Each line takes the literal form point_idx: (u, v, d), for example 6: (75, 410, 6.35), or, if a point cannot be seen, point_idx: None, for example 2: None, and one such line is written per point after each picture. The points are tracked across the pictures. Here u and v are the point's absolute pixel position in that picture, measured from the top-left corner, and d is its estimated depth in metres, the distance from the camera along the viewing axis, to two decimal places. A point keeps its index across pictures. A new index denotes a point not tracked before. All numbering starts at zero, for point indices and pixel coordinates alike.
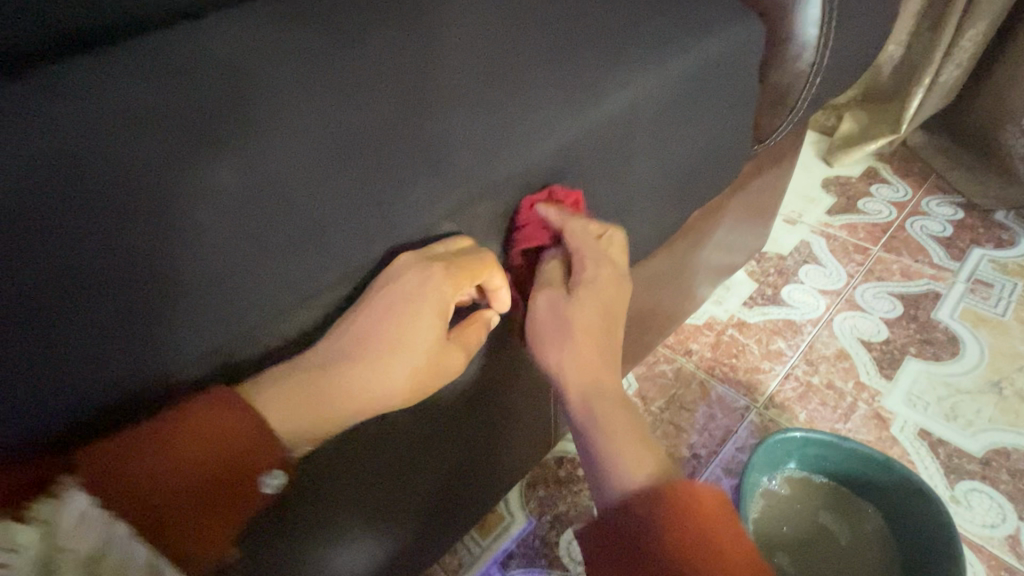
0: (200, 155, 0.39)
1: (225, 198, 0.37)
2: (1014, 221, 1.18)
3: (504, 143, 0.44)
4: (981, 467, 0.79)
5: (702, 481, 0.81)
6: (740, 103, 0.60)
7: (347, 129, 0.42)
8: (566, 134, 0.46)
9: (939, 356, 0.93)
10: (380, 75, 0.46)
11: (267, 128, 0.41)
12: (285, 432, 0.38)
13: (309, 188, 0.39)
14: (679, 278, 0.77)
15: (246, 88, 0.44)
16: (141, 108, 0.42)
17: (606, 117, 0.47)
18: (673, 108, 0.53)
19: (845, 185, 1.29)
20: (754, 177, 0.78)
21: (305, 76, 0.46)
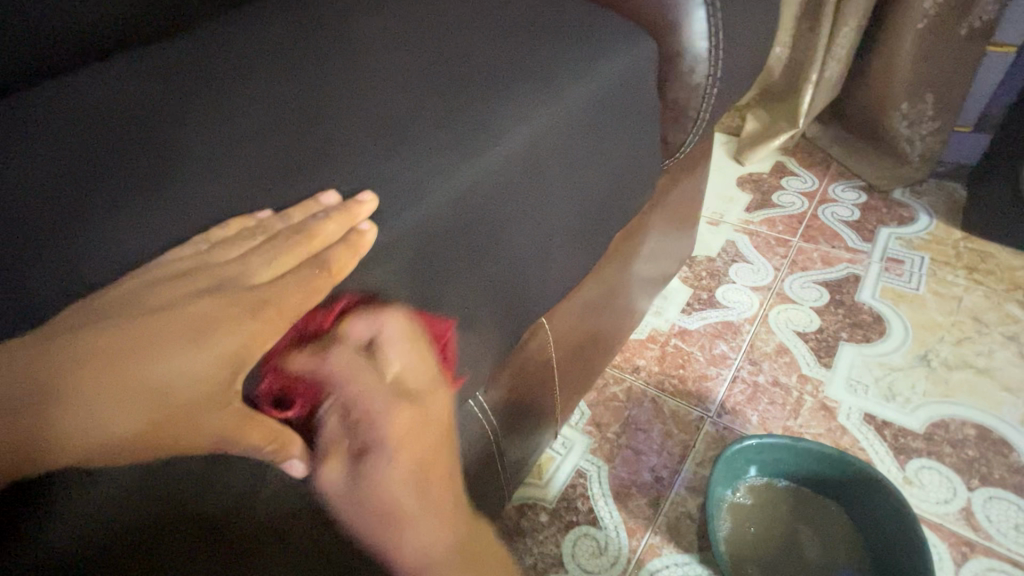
0: (157, 177, 0.39)
1: (187, 203, 0.38)
2: (911, 197, 1.26)
3: (397, 198, 0.39)
4: (926, 443, 0.81)
5: (668, 505, 0.78)
6: (645, 123, 0.59)
7: (224, 205, 0.38)
8: (463, 177, 0.42)
9: (869, 338, 0.96)
10: (253, 136, 0.42)
11: (194, 172, 0.39)
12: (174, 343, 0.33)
13: (238, 212, 0.38)
14: (614, 300, 0.75)
15: (167, 131, 0.42)
16: (106, 130, 0.43)
17: (506, 156, 0.44)
18: (577, 136, 0.51)
19: (758, 181, 1.34)
20: (671, 189, 0.77)
21: (185, 142, 0.41)
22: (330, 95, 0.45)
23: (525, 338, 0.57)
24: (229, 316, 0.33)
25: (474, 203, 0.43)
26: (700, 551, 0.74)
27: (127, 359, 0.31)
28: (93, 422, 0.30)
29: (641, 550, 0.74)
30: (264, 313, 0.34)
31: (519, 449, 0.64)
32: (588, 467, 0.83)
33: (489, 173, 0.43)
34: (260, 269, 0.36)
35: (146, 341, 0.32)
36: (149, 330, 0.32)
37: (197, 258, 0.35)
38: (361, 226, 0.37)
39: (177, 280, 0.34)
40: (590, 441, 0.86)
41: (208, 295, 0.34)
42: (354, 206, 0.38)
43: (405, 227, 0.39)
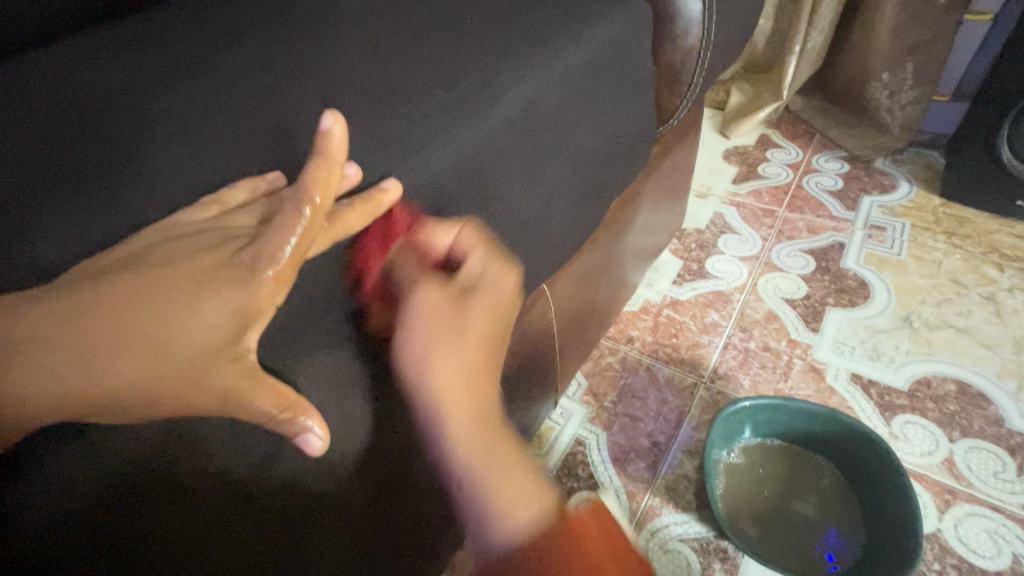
0: (165, 135, 0.38)
1: (199, 159, 0.37)
2: (892, 166, 1.29)
3: (402, 157, 0.39)
4: (909, 399, 0.85)
5: (666, 468, 0.80)
6: (640, 87, 0.59)
7: (231, 165, 0.37)
8: (466, 138, 0.42)
9: (854, 302, 0.99)
10: (251, 100, 0.41)
11: (197, 131, 0.39)
12: (184, 296, 0.30)
13: (245, 171, 0.37)
14: (610, 269, 0.76)
15: (167, 92, 0.41)
16: (108, 91, 0.42)
17: (508, 117, 0.45)
18: (574, 98, 0.51)
19: (744, 154, 1.36)
20: (663, 158, 0.78)
21: (187, 104, 0.40)
22: (322, 59, 0.44)
23: (527, 304, 0.58)
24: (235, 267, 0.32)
25: (477, 159, 0.43)
26: (698, 510, 0.76)
27: (131, 309, 0.29)
28: (101, 378, 0.28)
29: (641, 511, 0.76)
30: (266, 262, 0.31)
31: (522, 416, 0.65)
32: (587, 435, 0.85)
33: (491, 131, 0.44)
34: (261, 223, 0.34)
35: (149, 293, 0.30)
36: (151, 280, 0.30)
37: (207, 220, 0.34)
38: (384, 185, 0.37)
39: (187, 240, 0.32)
40: (588, 410, 0.88)
41: (212, 254, 0.32)
42: (377, 193, 0.37)
43: (409, 183, 0.39)
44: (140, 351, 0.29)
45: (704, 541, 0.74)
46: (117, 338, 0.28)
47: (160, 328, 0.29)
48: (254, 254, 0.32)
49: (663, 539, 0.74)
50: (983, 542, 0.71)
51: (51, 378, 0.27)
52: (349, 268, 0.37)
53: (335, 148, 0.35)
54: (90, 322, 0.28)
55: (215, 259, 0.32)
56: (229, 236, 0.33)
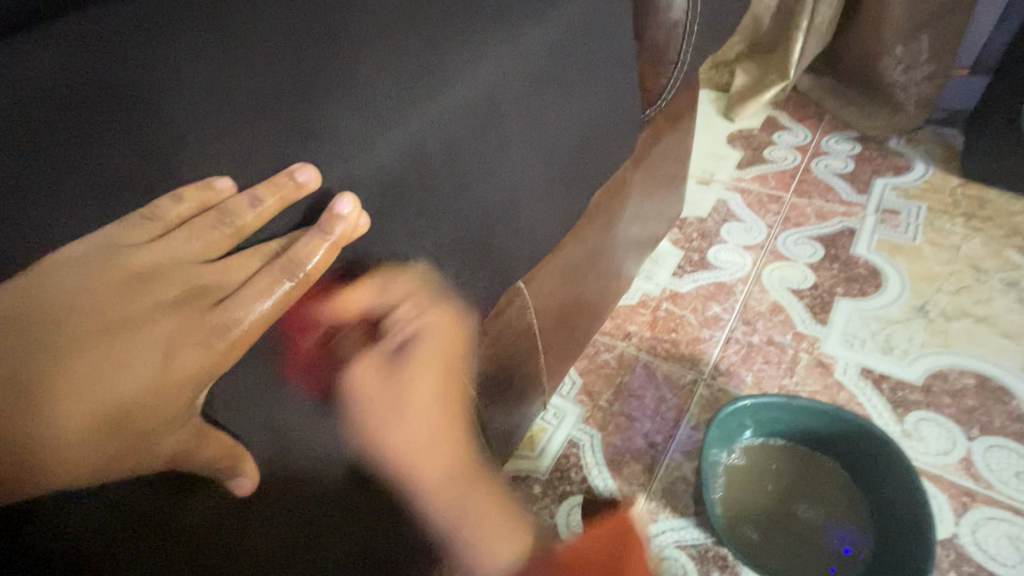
0: (97, 121, 0.35)
1: (130, 148, 0.34)
2: (906, 146, 1.22)
3: (344, 146, 0.36)
4: (924, 394, 0.80)
5: (663, 470, 0.76)
6: (623, 88, 0.56)
7: (157, 155, 0.34)
8: (416, 123, 0.38)
9: (865, 291, 0.94)
10: (182, 86, 0.37)
11: (128, 116, 0.35)
12: (143, 357, 0.29)
13: (174, 164, 0.34)
14: (599, 263, 0.72)
15: (103, 78, 0.38)
16: (45, 79, 0.39)
17: (469, 98, 0.41)
18: (544, 82, 0.47)
19: (749, 137, 1.30)
20: (654, 144, 0.73)
21: (120, 90, 0.37)
22: (265, 43, 0.40)
23: (501, 304, 0.54)
24: (200, 327, 0.31)
25: (432, 145, 0.39)
26: (696, 514, 0.72)
27: (90, 377, 0.28)
28: (62, 445, 0.27)
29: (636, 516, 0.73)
30: (236, 327, 0.31)
31: (502, 422, 0.62)
32: (580, 436, 0.81)
33: (450, 115, 0.40)
34: (227, 269, 0.32)
35: (108, 359, 0.29)
36: (110, 345, 0.29)
37: (158, 263, 0.31)
38: (356, 221, 0.36)
39: (143, 292, 0.30)
40: (582, 409, 0.84)
41: (176, 313, 0.31)
42: (348, 230, 0.35)
43: (351, 173, 0.36)
44: (108, 421, 0.28)
45: (703, 547, 0.70)
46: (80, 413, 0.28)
47: (124, 397, 0.29)
48: (223, 317, 0.31)
49: (659, 546, 0.70)
50: (1004, 549, 0.66)
51: (17, 452, 0.27)
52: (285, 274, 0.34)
53: (338, 236, 0.34)
54: (51, 382, 0.28)
55: (179, 319, 0.31)
56: (192, 288, 0.32)
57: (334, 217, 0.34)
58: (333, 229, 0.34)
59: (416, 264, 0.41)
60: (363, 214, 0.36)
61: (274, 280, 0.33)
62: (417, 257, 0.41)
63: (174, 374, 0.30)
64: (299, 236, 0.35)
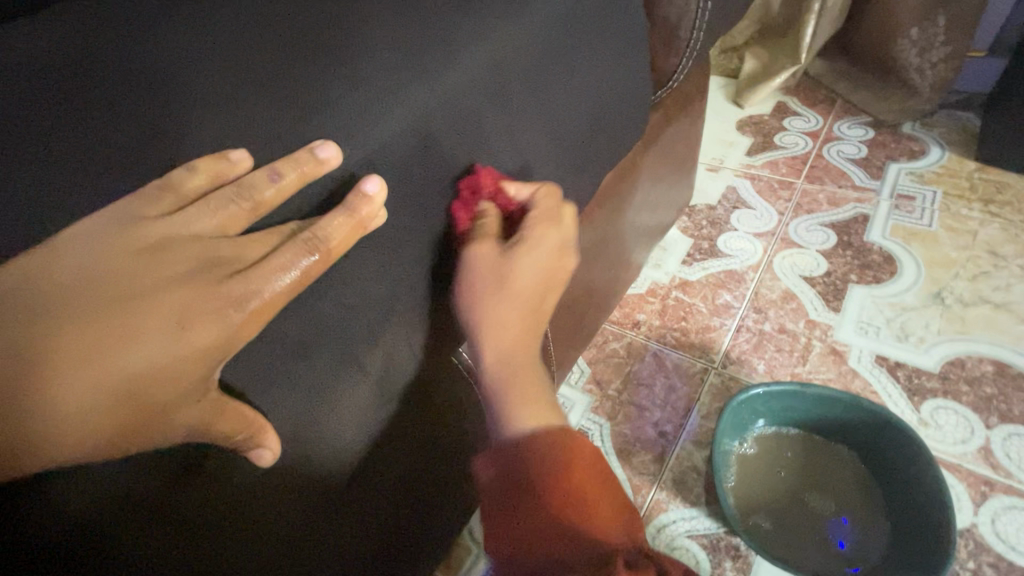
0: (86, 87, 0.33)
1: (123, 114, 0.32)
2: (921, 130, 1.19)
3: (347, 122, 0.34)
4: (941, 382, 0.78)
5: (673, 460, 0.75)
6: (634, 66, 0.55)
7: (151, 122, 0.32)
8: (421, 99, 0.37)
9: (879, 278, 0.92)
10: (173, 54, 0.35)
11: (117, 81, 0.33)
12: (160, 331, 0.28)
13: (170, 131, 0.32)
14: (607, 250, 0.70)
15: (90, 42, 0.36)
16: (19, 41, 0.36)
17: (476, 73, 0.40)
18: (553, 57, 0.45)
19: (759, 124, 1.27)
20: (664, 127, 0.72)
21: (108, 54, 0.35)
22: (265, 16, 0.39)
23: (509, 290, 0.53)
24: (219, 300, 0.30)
25: (436, 121, 0.38)
26: (708, 504, 0.71)
27: (106, 348, 0.27)
28: (79, 420, 0.27)
29: (647, 506, 0.72)
30: (253, 299, 0.30)
31: None
32: (589, 426, 0.80)
33: (456, 90, 0.39)
34: (243, 242, 0.31)
35: (124, 330, 0.28)
36: (126, 316, 0.28)
37: (170, 233, 0.30)
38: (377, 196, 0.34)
39: (157, 262, 0.29)
40: (591, 399, 0.83)
41: (192, 284, 0.30)
42: (372, 209, 0.34)
43: (353, 148, 0.34)
44: (127, 396, 0.28)
45: (715, 537, 0.69)
46: (99, 383, 0.27)
47: (142, 368, 0.28)
48: (238, 289, 0.30)
49: (670, 536, 0.69)
50: None
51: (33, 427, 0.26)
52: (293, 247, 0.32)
53: (366, 216, 0.34)
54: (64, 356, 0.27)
55: (196, 290, 0.30)
56: (207, 259, 0.30)
57: (359, 195, 0.34)
58: (358, 209, 0.33)
59: (422, 245, 0.40)
60: (385, 190, 0.35)
61: (296, 251, 0.31)
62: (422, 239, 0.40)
63: (192, 349, 0.29)
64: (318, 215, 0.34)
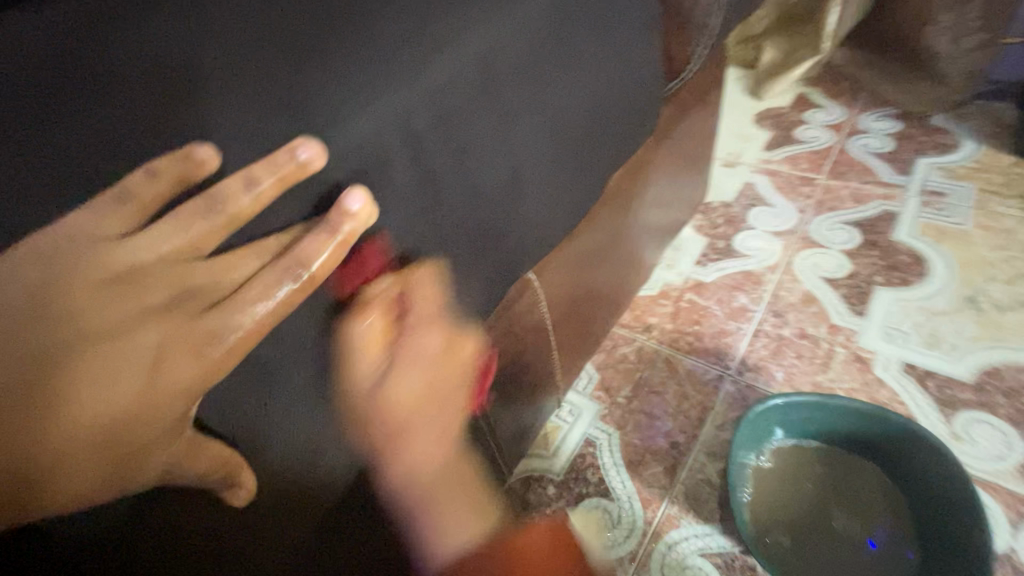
0: (41, 98, 0.31)
1: (82, 124, 0.30)
2: (952, 122, 1.13)
3: (324, 116, 0.31)
4: (975, 393, 0.73)
5: (686, 472, 0.72)
6: (642, 58, 0.51)
7: (109, 126, 0.29)
8: (408, 92, 0.34)
9: (908, 280, 0.86)
10: (136, 56, 0.33)
11: (78, 92, 0.31)
12: (130, 365, 0.26)
13: (128, 134, 0.29)
14: (616, 252, 0.66)
15: (47, 53, 0.34)
16: None
17: (468, 64, 0.37)
18: (551, 48, 0.43)
19: (778, 117, 1.22)
20: (678, 121, 0.67)
21: (68, 65, 0.33)
22: (242, 9, 0.36)
23: (512, 296, 0.50)
24: (193, 332, 0.27)
25: (422, 115, 0.34)
26: (722, 521, 0.67)
27: (66, 395, 0.24)
28: (55, 473, 0.24)
29: (657, 522, 0.68)
30: (230, 334, 0.28)
31: (512, 423, 0.58)
32: (598, 435, 0.76)
33: (445, 79, 0.35)
34: (222, 265, 0.28)
35: (89, 373, 0.25)
36: (90, 356, 0.25)
37: (139, 258, 0.27)
38: (354, 207, 0.31)
39: (123, 294, 0.26)
40: (599, 406, 0.79)
41: (163, 319, 0.27)
42: (352, 221, 0.31)
43: (329, 146, 0.31)
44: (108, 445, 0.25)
45: (729, 556, 0.65)
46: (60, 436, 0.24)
47: (106, 416, 0.25)
48: (212, 325, 0.27)
49: (682, 554, 0.66)
50: None
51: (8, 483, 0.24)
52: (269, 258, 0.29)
53: (352, 233, 0.31)
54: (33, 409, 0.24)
55: (166, 327, 0.27)
56: (179, 288, 0.27)
57: (343, 213, 0.31)
58: (341, 228, 0.31)
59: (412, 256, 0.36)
60: (370, 204, 0.32)
61: (277, 280, 0.29)
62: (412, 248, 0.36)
63: (168, 387, 0.26)
64: (299, 230, 0.31)
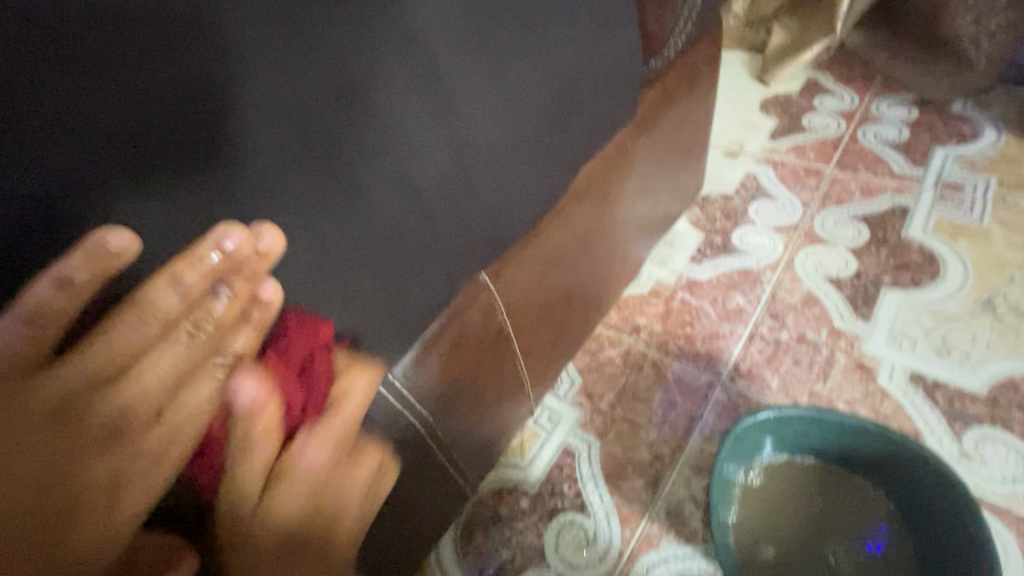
0: None
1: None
2: (973, 109, 1.05)
3: (263, 61, 0.29)
4: (988, 408, 0.67)
5: (667, 488, 0.67)
6: (602, 34, 0.47)
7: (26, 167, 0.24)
8: (320, 84, 0.31)
9: (919, 281, 0.80)
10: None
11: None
12: (89, 492, 0.25)
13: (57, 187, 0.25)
14: (592, 248, 0.61)
15: None
16: None
17: (441, 20, 0.36)
18: (495, 27, 0.39)
19: (785, 103, 1.15)
20: (664, 108, 0.62)
21: None
22: None
23: (457, 303, 0.45)
24: (143, 443, 0.27)
25: (373, 73, 0.33)
26: (704, 542, 0.63)
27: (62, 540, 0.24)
28: None
29: (634, 541, 0.64)
30: (183, 439, 0.28)
31: (468, 438, 0.53)
32: (576, 444, 0.72)
33: (411, 33, 0.34)
34: (152, 368, 0.26)
35: (60, 521, 0.24)
36: (60, 505, 0.24)
37: (79, 389, 0.25)
38: (265, 294, 0.30)
39: (79, 429, 0.25)
40: (580, 413, 0.74)
41: (110, 449, 0.26)
42: (258, 304, 0.30)
43: (262, 98, 0.29)
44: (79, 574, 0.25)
45: None
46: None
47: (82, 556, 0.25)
48: (164, 437, 0.27)
49: None
50: None
51: None
52: (194, 343, 0.28)
53: (268, 315, 0.30)
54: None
55: (115, 456, 0.26)
56: (120, 411, 0.26)
57: (250, 301, 0.29)
58: (249, 313, 0.29)
59: (334, 224, 0.33)
60: (285, 241, 0.30)
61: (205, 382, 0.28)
62: (353, 211, 0.33)
63: (126, 504, 0.26)
64: (212, 304, 0.28)
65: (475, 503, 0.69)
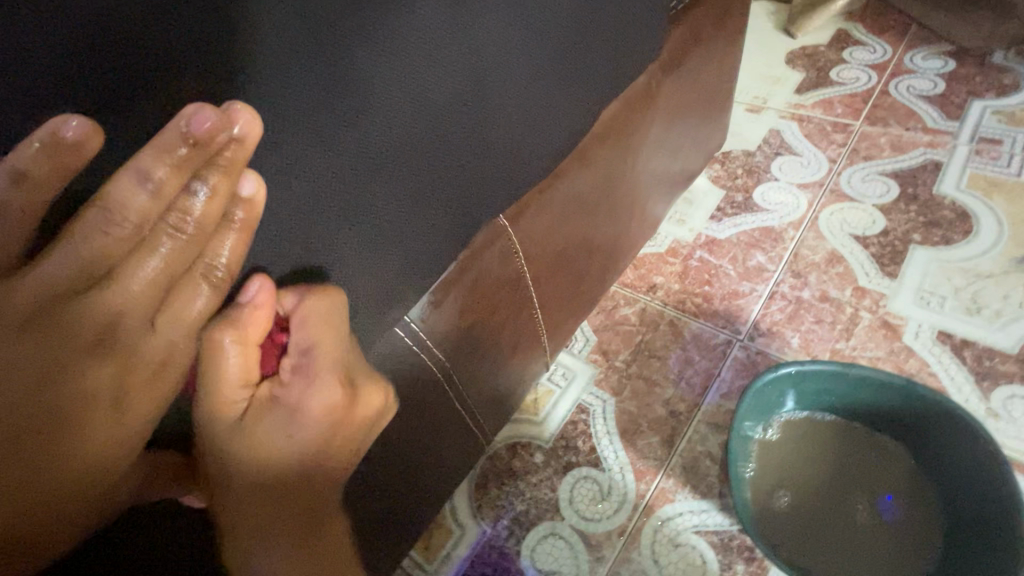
0: None
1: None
2: (1015, 60, 0.99)
3: None
4: (1018, 366, 0.65)
5: (683, 444, 0.66)
6: None
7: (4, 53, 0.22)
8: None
9: (950, 238, 0.77)
10: None
11: None
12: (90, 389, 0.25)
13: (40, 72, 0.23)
14: (611, 199, 0.59)
15: None
16: None
17: None
18: None
19: (813, 56, 1.09)
20: (690, 50, 0.59)
21: None
22: None
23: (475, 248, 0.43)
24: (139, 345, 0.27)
25: None
26: (720, 496, 0.63)
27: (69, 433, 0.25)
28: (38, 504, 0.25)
29: (649, 495, 0.64)
30: (180, 345, 0.28)
31: (484, 390, 0.53)
32: (591, 401, 0.71)
33: None
34: (138, 272, 0.26)
35: (57, 423, 0.25)
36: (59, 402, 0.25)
37: (58, 289, 0.24)
38: (245, 190, 0.27)
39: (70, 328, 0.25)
40: (594, 370, 0.73)
41: (104, 354, 0.26)
42: (240, 204, 0.27)
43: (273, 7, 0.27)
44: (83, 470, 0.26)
45: (726, 535, 0.61)
46: (40, 495, 0.25)
47: (93, 456, 0.26)
48: (160, 344, 0.27)
49: (674, 531, 0.61)
50: None
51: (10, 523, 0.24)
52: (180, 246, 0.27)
53: (252, 216, 0.28)
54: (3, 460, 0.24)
55: (110, 358, 0.26)
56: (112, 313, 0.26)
57: (230, 199, 0.27)
58: (232, 214, 0.27)
59: (347, 147, 0.31)
60: (260, 126, 0.26)
61: (197, 286, 0.28)
62: (374, 139, 0.32)
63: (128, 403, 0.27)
64: (188, 202, 0.26)
65: (488, 457, 0.69)
